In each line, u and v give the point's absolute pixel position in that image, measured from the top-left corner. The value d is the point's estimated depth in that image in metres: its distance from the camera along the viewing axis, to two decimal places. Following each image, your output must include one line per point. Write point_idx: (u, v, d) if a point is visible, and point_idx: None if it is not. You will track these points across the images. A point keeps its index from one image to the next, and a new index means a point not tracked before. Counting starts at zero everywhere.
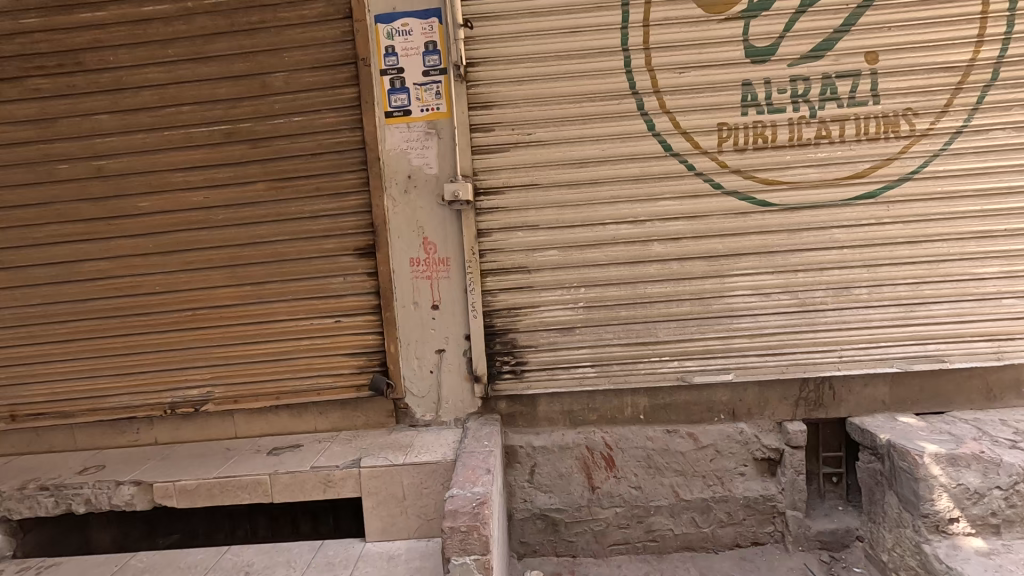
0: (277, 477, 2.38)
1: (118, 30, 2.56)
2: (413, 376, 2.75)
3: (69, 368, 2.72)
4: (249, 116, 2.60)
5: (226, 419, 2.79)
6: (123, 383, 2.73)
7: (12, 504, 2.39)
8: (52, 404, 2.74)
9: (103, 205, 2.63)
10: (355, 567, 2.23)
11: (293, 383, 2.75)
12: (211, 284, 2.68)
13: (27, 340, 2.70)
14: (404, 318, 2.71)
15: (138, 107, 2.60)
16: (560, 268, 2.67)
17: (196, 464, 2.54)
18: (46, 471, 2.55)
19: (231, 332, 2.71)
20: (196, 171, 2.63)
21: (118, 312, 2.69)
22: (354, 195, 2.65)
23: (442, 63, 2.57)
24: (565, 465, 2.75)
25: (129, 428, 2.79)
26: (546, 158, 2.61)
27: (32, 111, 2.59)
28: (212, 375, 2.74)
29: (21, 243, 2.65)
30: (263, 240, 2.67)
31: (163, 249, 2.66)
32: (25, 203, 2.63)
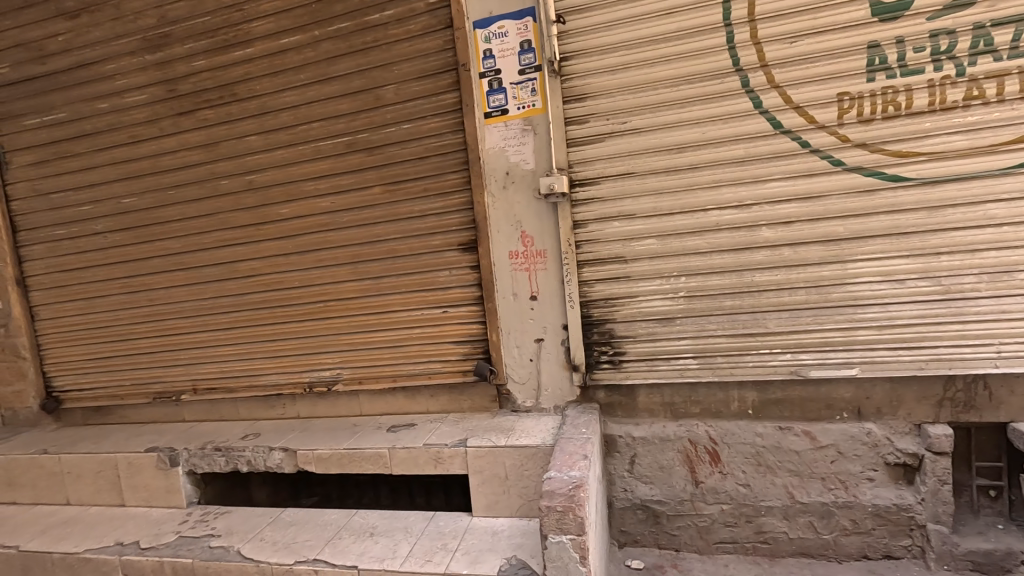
0: (395, 452, 2.66)
1: (262, 63, 2.99)
2: (514, 364, 2.89)
3: (233, 351, 3.26)
4: (366, 128, 2.90)
5: (353, 398, 3.15)
6: (273, 364, 3.20)
7: (195, 460, 2.94)
8: (220, 381, 3.30)
9: (254, 213, 3.10)
10: (463, 537, 2.41)
11: (407, 368, 3.02)
12: (338, 279, 3.04)
13: (203, 327, 3.28)
14: (505, 308, 2.85)
15: (278, 127, 3.02)
16: (658, 257, 2.62)
17: (330, 436, 2.92)
18: (218, 436, 3.09)
19: (355, 321, 3.05)
20: (324, 180, 2.99)
21: (268, 304, 3.16)
22: (458, 193, 2.84)
23: (537, 60, 2.64)
24: (667, 458, 2.71)
25: (278, 403, 3.27)
26: (641, 145, 2.57)
27: (201, 137, 3.13)
28: (341, 359, 3.11)
29: (196, 247, 3.21)
30: (380, 239, 2.96)
31: (300, 249, 3.07)
32: (197, 214, 3.19)
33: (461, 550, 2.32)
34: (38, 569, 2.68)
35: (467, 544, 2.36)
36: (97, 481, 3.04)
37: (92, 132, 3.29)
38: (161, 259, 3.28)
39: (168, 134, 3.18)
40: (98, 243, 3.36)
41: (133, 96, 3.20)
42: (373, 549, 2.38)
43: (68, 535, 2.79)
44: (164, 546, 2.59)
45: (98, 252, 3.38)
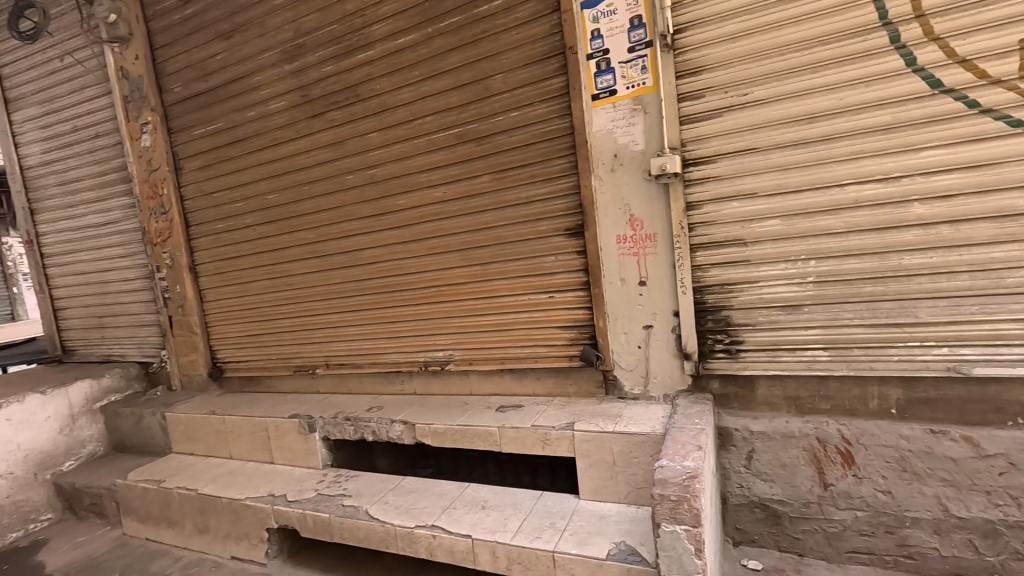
0: (504, 431, 2.76)
1: (381, 64, 3.21)
2: (621, 350, 2.84)
3: (358, 331, 3.58)
4: (475, 118, 3.00)
5: (464, 377, 3.32)
6: (393, 344, 3.47)
7: (329, 427, 3.29)
8: (348, 358, 3.65)
9: (376, 204, 3.36)
10: (570, 518, 2.45)
11: (514, 351, 3.10)
12: (450, 265, 3.20)
13: (333, 309, 3.64)
14: (612, 294, 2.81)
15: (396, 123, 3.22)
16: (783, 239, 2.41)
17: (444, 412, 3.11)
18: (347, 407, 3.43)
19: (466, 305, 3.20)
20: (437, 171, 3.15)
21: (388, 289, 3.43)
22: (564, 178, 2.84)
23: (648, 36, 2.54)
24: (790, 455, 2.51)
25: (397, 379, 3.54)
26: (765, 118, 2.37)
27: (330, 137, 3.44)
28: (453, 341, 3.28)
29: (327, 236, 3.56)
30: (488, 226, 3.06)
31: (416, 238, 3.28)
32: (328, 207, 3.53)
33: (569, 530, 2.37)
34: (211, 510, 3.19)
35: (574, 526, 2.39)
36: (252, 440, 3.53)
37: (244, 138, 3.76)
38: (299, 248, 3.68)
39: (303, 136, 3.54)
40: (250, 235, 3.86)
41: (275, 103, 3.60)
42: (485, 521, 2.51)
43: (232, 484, 3.28)
44: (307, 501, 2.95)
45: (250, 243, 3.88)
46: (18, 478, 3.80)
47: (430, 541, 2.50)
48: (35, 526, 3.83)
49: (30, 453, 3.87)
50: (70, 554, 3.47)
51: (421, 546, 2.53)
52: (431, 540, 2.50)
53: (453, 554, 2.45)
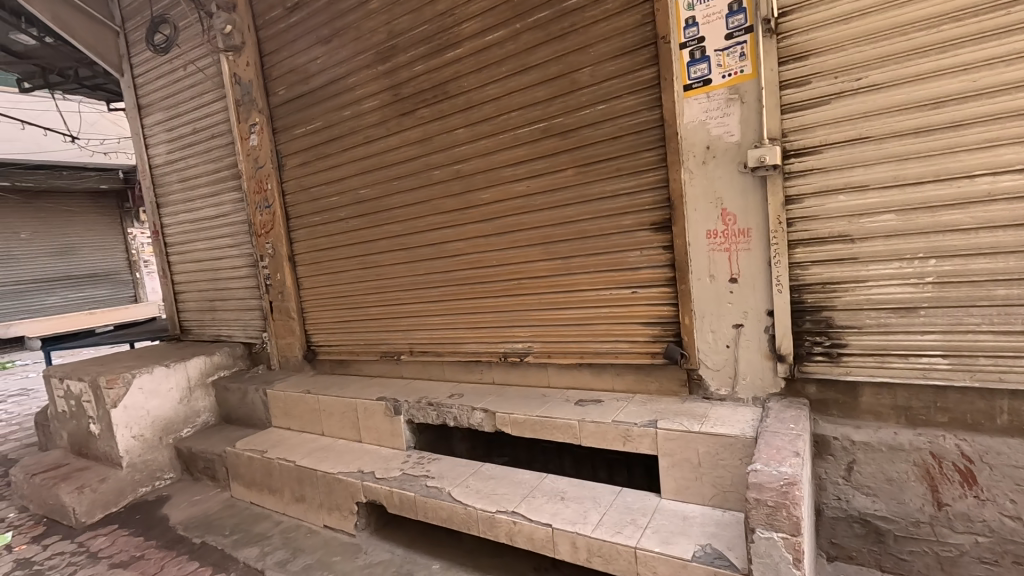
0: (584, 424, 2.77)
1: (469, 61, 3.29)
2: (708, 349, 2.76)
3: (441, 321, 3.72)
4: (561, 112, 3.00)
5: (542, 370, 3.36)
6: (473, 334, 3.58)
7: (414, 411, 3.46)
8: (430, 346, 3.81)
9: (460, 198, 3.47)
10: (652, 516, 2.43)
11: (595, 346, 3.09)
12: (532, 258, 3.24)
13: (418, 298, 3.80)
14: (700, 291, 2.73)
15: (482, 119, 3.30)
16: (897, 235, 2.22)
17: (523, 402, 3.17)
18: (430, 392, 3.59)
19: (547, 298, 3.23)
20: (521, 165, 3.19)
21: (470, 281, 3.53)
22: (652, 171, 2.78)
23: (748, 21, 2.42)
24: (898, 469, 2.32)
25: (476, 368, 3.65)
26: (880, 104, 2.19)
27: (419, 134, 3.59)
28: (532, 334, 3.33)
29: (414, 229, 3.73)
30: (571, 220, 3.07)
31: (499, 231, 3.35)
32: (416, 201, 3.68)
33: (651, 528, 2.34)
34: (308, 481, 3.45)
35: (656, 524, 2.36)
36: (343, 420, 3.78)
37: (340, 137, 4.01)
38: (388, 240, 3.88)
39: (394, 133, 3.72)
40: (343, 228, 4.12)
41: (368, 103, 3.80)
42: (565, 512, 2.54)
43: (326, 459, 3.53)
44: (393, 479, 3.12)
45: (343, 235, 4.14)
46: (146, 439, 4.27)
47: (510, 527, 2.57)
48: (160, 482, 4.32)
49: (156, 418, 4.34)
50: (188, 510, 3.90)
51: (502, 531, 2.60)
52: (511, 526, 2.57)
53: (533, 541, 2.50)
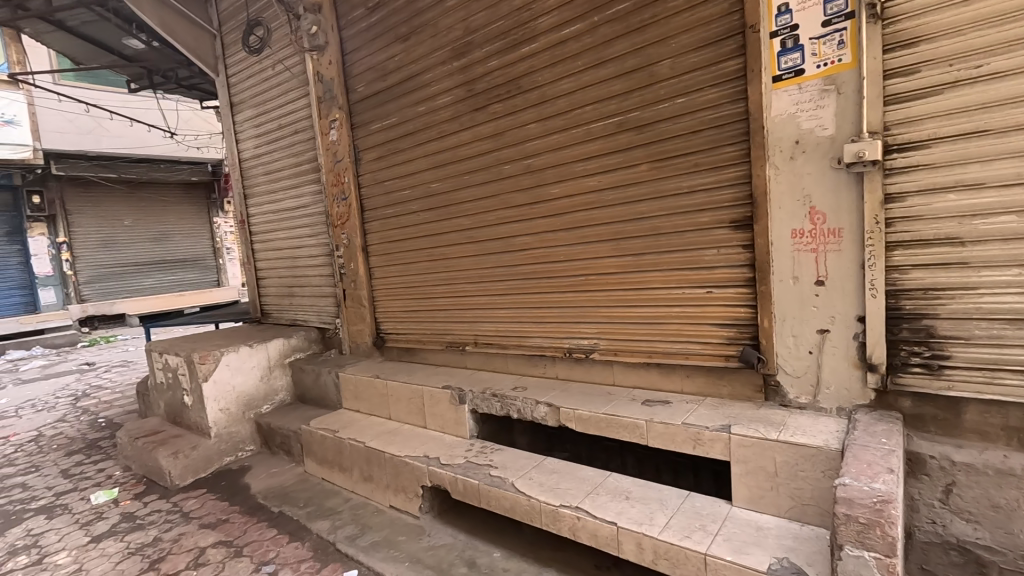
0: (652, 424, 2.72)
1: (544, 56, 3.29)
2: (788, 354, 2.63)
3: (506, 314, 3.76)
4: (637, 106, 2.94)
5: (608, 367, 3.33)
6: (538, 329, 3.59)
7: (478, 401, 3.53)
8: (494, 338, 3.86)
9: (530, 193, 3.49)
10: (723, 524, 2.35)
11: (664, 345, 3.02)
12: (601, 254, 3.21)
13: (484, 291, 3.87)
14: (781, 293, 2.60)
15: (555, 113, 3.29)
16: (1017, 239, 2.02)
17: (588, 399, 3.15)
18: (493, 384, 3.64)
19: (615, 295, 3.18)
20: (593, 161, 3.16)
21: (537, 275, 3.54)
22: (733, 167, 2.67)
23: (850, 6, 2.27)
24: (1006, 496, 2.12)
25: (540, 363, 3.67)
26: (1003, 95, 1.99)
27: (491, 129, 3.63)
28: (599, 331, 3.29)
29: (482, 223, 3.79)
30: (644, 216, 3.00)
31: (567, 227, 3.34)
32: (485, 195, 3.74)
33: (722, 535, 2.27)
34: (376, 462, 3.61)
35: (728, 531, 2.29)
36: (409, 405, 3.91)
37: (414, 132, 4.12)
38: (456, 233, 3.96)
39: (466, 128, 3.78)
40: (414, 221, 4.25)
41: (442, 99, 3.89)
42: (630, 512, 2.51)
43: (393, 442, 3.68)
44: (458, 466, 3.20)
45: (414, 227, 4.27)
46: (231, 413, 4.62)
47: (574, 522, 2.57)
48: (242, 453, 4.66)
49: (240, 393, 4.67)
50: (267, 481, 4.18)
51: (565, 525, 2.60)
52: (575, 521, 2.56)
53: (597, 538, 2.49)
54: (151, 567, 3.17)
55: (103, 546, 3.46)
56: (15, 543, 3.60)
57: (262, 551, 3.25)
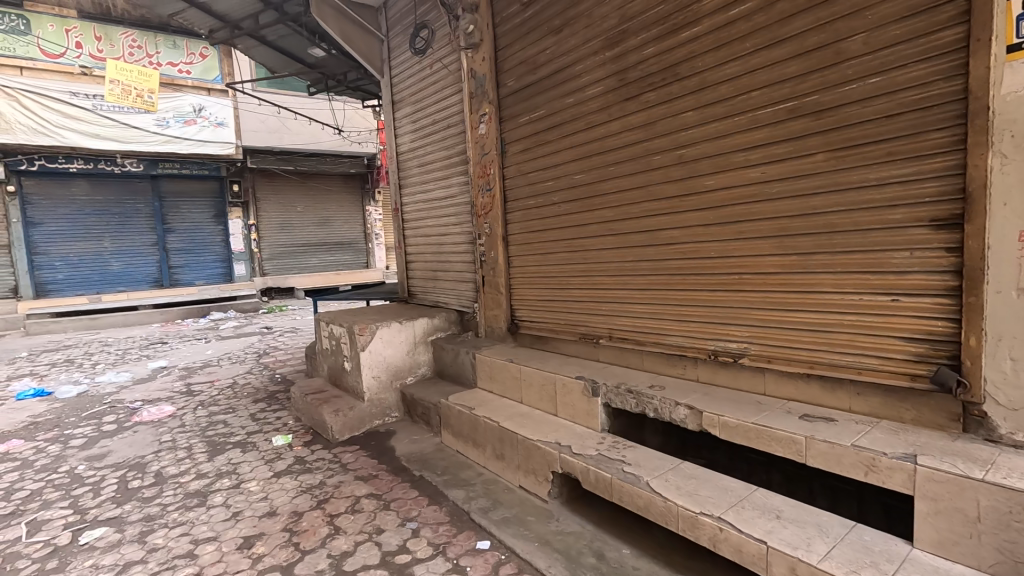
0: (813, 442, 2.46)
1: (707, 39, 3.10)
2: (1002, 381, 2.20)
3: (645, 309, 3.66)
4: (816, 89, 2.65)
5: (758, 375, 3.08)
6: (680, 327, 3.45)
7: (612, 395, 3.49)
8: (631, 333, 3.79)
9: (681, 184, 3.33)
10: (902, 565, 2.05)
11: (831, 356, 2.72)
12: (760, 252, 2.97)
13: (623, 285, 3.81)
14: (998, 307, 2.17)
15: (716, 100, 3.09)
16: None
17: (734, 406, 2.95)
18: (629, 379, 3.58)
19: (773, 297, 2.93)
20: (757, 150, 2.92)
21: (682, 271, 3.40)
22: (940, 156, 2.29)
23: None
24: None
25: (679, 363, 3.52)
26: None
27: (642, 119, 3.52)
28: (751, 334, 3.06)
29: (626, 215, 3.72)
30: (816, 211, 2.71)
31: (721, 221, 3.14)
32: (631, 187, 3.66)
33: None
34: (508, 442, 3.76)
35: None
36: (541, 392, 3.99)
37: (561, 123, 4.17)
38: (598, 225, 3.94)
39: (615, 119, 3.72)
40: (555, 211, 4.31)
41: (592, 89, 3.87)
42: (783, 533, 2.30)
43: (525, 425, 3.79)
44: (589, 456, 3.21)
45: (555, 218, 4.34)
46: (381, 381, 5.13)
47: (715, 533, 2.43)
48: (388, 418, 5.17)
49: (390, 364, 5.18)
50: (410, 446, 4.60)
51: (704, 534, 2.48)
52: (716, 532, 2.43)
53: (741, 554, 2.33)
54: (319, 506, 3.68)
55: (282, 481, 4.09)
56: (220, 468, 4.41)
57: (406, 508, 3.59)
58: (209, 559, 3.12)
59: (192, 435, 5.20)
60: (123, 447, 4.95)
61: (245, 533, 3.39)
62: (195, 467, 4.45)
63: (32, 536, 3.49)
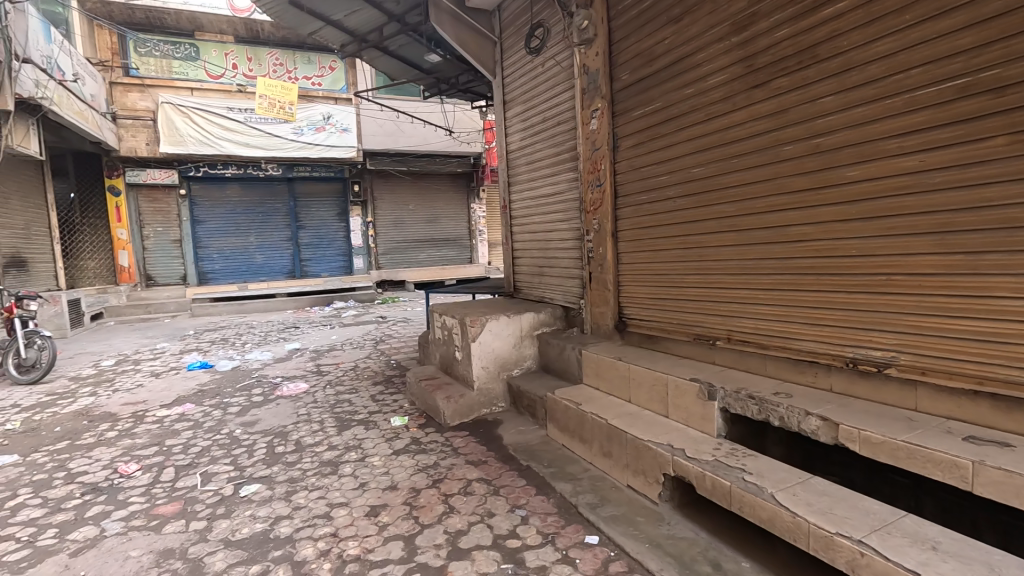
0: (982, 468, 2.15)
1: (854, 15, 2.81)
2: None
3: (770, 311, 3.43)
4: (996, 63, 2.31)
5: (908, 388, 2.75)
6: (811, 331, 3.19)
7: (730, 400, 3.31)
8: (752, 336, 3.58)
9: (815, 176, 3.06)
10: None
11: (1006, 372, 2.36)
12: (914, 250, 2.64)
13: (744, 285, 3.59)
14: None
15: (863, 82, 2.80)
16: None
17: (878, 420, 2.67)
18: (750, 385, 3.37)
19: (930, 302, 2.60)
20: (914, 136, 2.60)
21: (815, 271, 3.13)
22: None
23: None
24: None
25: (809, 370, 3.25)
26: None
27: (772, 106, 3.28)
28: (901, 342, 2.74)
29: (749, 211, 3.50)
30: (992, 204, 2.36)
31: (865, 215, 2.84)
32: (756, 180, 3.43)
33: None
34: (616, 440, 3.72)
35: None
36: (651, 392, 3.89)
37: (677, 116, 4.02)
38: (716, 221, 3.75)
39: (739, 108, 3.50)
40: (669, 207, 4.17)
41: (715, 78, 3.67)
42: (941, 567, 2.04)
43: (634, 424, 3.73)
44: (705, 462, 3.07)
45: (668, 213, 4.20)
46: (490, 371, 5.33)
47: (854, 557, 2.22)
48: (494, 408, 5.37)
49: (498, 356, 5.36)
50: (516, 436, 4.74)
51: (841, 557, 2.27)
52: (856, 556, 2.22)
53: None
54: (434, 485, 3.93)
55: (401, 459, 4.43)
56: (348, 441, 4.88)
57: (515, 495, 3.71)
58: (343, 522, 3.48)
59: (324, 410, 5.81)
60: (269, 417, 5.67)
61: (372, 502, 3.72)
62: (328, 439, 4.97)
63: (205, 485, 4.14)
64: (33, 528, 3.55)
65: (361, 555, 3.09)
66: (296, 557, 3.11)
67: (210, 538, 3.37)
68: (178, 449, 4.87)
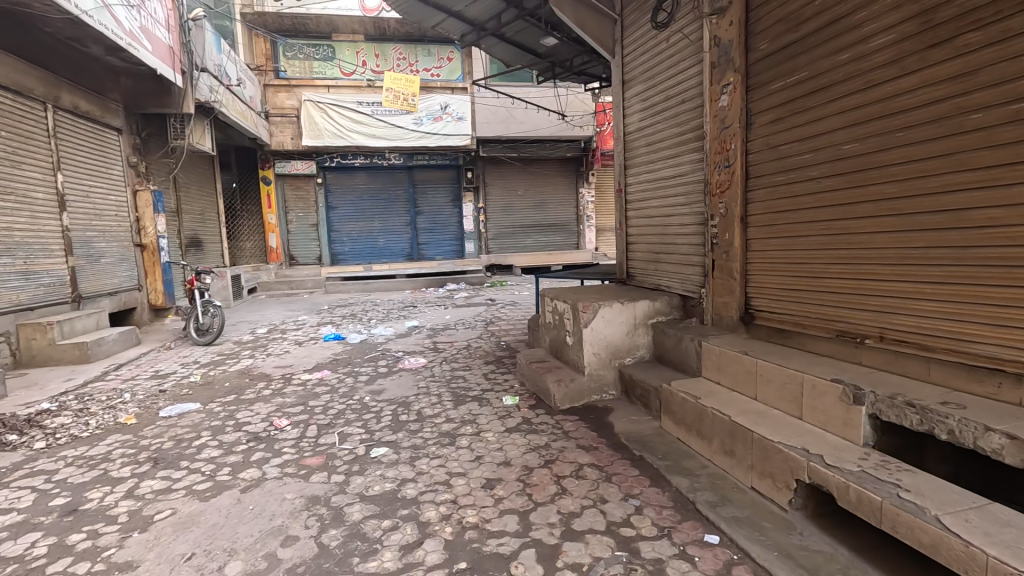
0: None
1: None
2: None
3: (938, 309, 2.98)
4: None
5: None
6: (995, 334, 2.71)
7: (882, 406, 2.94)
8: (912, 336, 3.13)
9: (1012, 150, 2.57)
10: None
11: None
12: None
13: (905, 277, 3.15)
14: None
15: None
16: None
17: None
18: (909, 391, 2.96)
19: None
20: None
21: (1003, 262, 2.64)
22: None
23: None
24: None
25: (989, 379, 2.77)
26: None
27: (956, 68, 2.80)
28: None
29: (916, 192, 3.03)
30: None
31: None
32: (927, 156, 2.96)
33: None
34: (740, 438, 3.49)
35: None
36: (782, 390, 3.59)
37: (827, 85, 3.59)
38: (871, 204, 3.31)
39: (909, 73, 3.04)
40: (812, 188, 3.76)
41: (879, 39, 3.21)
42: None
43: (761, 423, 3.47)
44: (849, 471, 2.77)
45: (810, 196, 3.79)
46: (601, 358, 5.28)
47: None
48: (605, 395, 5.31)
49: (610, 343, 5.28)
50: (628, 425, 4.66)
51: None
52: None
53: None
54: (546, 465, 4.01)
55: (514, 437, 4.57)
56: (464, 416, 5.14)
57: (628, 484, 3.66)
58: (461, 490, 3.69)
59: (441, 385, 6.18)
60: (393, 387, 6.17)
61: (487, 475, 3.90)
62: (446, 411, 5.29)
63: (342, 443, 4.64)
64: (213, 465, 4.25)
65: (479, 524, 3.26)
66: (421, 517, 3.37)
67: (348, 490, 3.77)
68: (319, 410, 5.50)
